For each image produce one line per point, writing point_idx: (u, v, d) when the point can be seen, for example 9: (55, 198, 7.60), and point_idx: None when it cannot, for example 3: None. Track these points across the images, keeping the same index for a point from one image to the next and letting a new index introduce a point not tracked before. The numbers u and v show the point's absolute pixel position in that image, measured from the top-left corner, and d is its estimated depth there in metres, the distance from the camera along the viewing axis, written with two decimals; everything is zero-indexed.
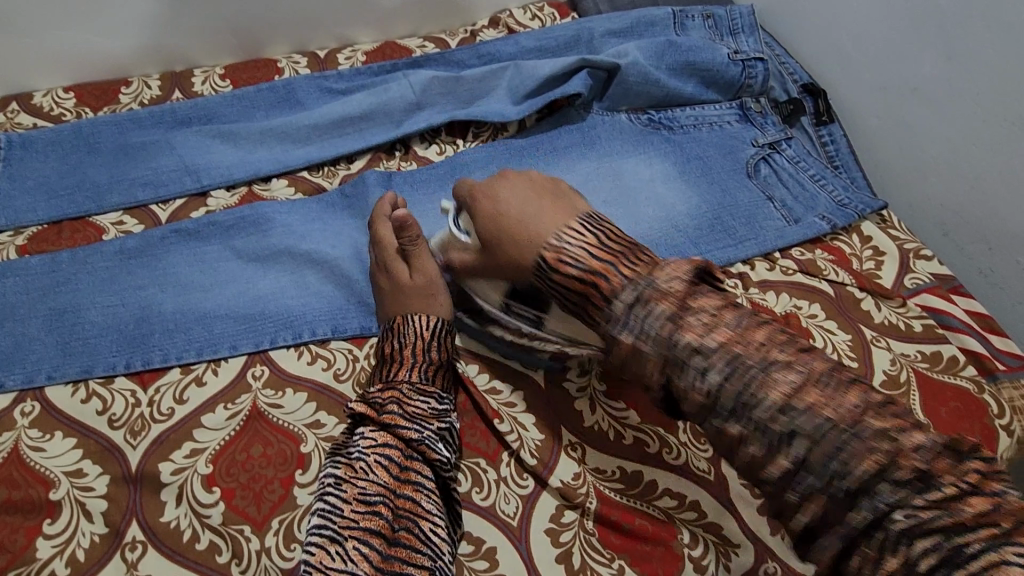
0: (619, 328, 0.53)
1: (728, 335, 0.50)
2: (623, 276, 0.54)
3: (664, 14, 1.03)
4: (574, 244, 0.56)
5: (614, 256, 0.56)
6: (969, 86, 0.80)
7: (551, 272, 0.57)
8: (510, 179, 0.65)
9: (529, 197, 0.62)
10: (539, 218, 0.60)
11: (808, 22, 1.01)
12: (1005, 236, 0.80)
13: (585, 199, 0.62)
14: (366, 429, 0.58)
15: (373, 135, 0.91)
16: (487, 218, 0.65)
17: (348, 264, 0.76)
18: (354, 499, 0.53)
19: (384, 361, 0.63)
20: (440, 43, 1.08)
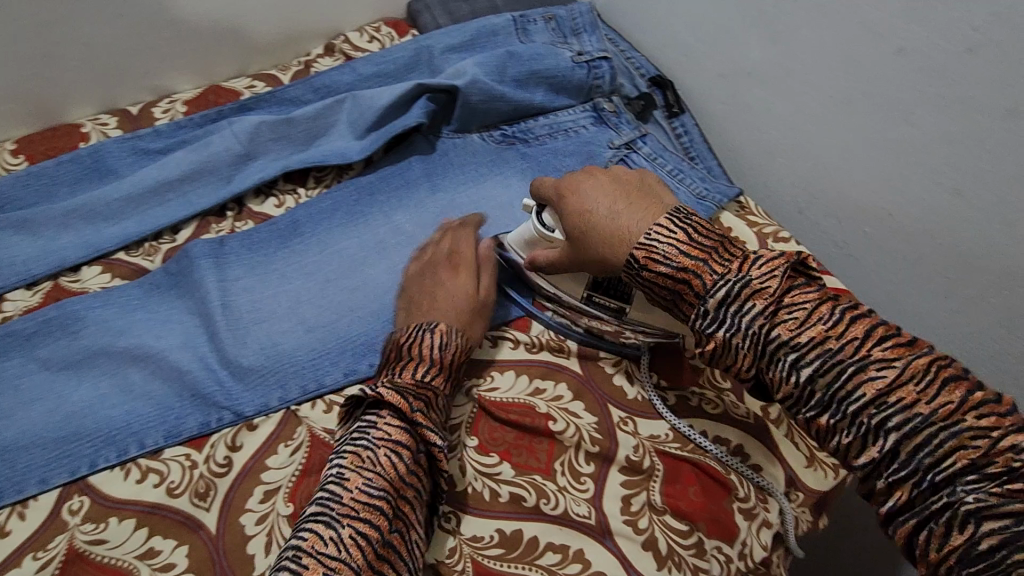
0: (706, 322, 0.52)
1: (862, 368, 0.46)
2: (756, 329, 0.49)
3: (504, 23, 0.99)
4: (743, 302, 0.50)
5: (753, 316, 0.50)
6: (796, 63, 0.80)
7: (708, 334, 0.52)
8: (660, 225, 0.55)
9: (682, 257, 0.53)
10: (702, 277, 0.52)
11: (646, 15, 1.00)
12: (851, 210, 0.80)
13: (721, 244, 0.54)
14: (381, 420, 0.56)
15: (199, 198, 0.82)
16: (631, 277, 0.57)
17: (177, 355, 0.68)
18: (355, 488, 0.50)
19: (406, 358, 0.61)
20: (271, 80, 0.99)
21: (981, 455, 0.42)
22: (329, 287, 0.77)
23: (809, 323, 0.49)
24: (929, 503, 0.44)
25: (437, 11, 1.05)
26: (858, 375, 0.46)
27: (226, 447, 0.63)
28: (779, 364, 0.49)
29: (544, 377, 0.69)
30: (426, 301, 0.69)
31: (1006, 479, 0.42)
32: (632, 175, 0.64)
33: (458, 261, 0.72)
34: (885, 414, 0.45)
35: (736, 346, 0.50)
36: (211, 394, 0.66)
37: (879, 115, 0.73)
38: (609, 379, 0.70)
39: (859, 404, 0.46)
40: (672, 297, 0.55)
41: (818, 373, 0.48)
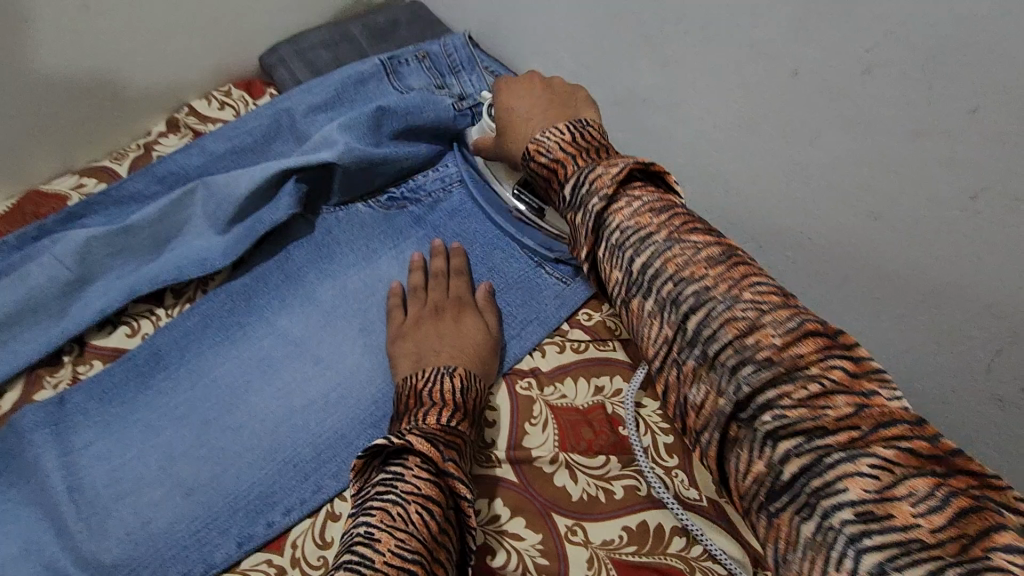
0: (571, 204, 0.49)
1: (729, 308, 0.39)
2: (621, 229, 0.45)
3: (371, 69, 0.88)
4: (594, 188, 0.47)
5: (610, 202, 0.46)
6: (687, 89, 0.75)
7: (567, 213, 0.49)
8: (556, 126, 0.55)
9: (564, 147, 0.52)
10: (567, 166, 0.51)
11: (525, 43, 0.92)
12: (772, 234, 0.75)
13: (599, 146, 0.52)
14: (409, 471, 0.49)
15: (26, 346, 0.67)
16: (522, 167, 0.56)
17: (15, 571, 0.54)
18: (388, 550, 0.42)
19: (423, 406, 0.58)
20: (104, 175, 0.83)
21: (854, 433, 0.33)
22: (209, 431, 0.64)
23: (763, 328, 0.37)
24: (780, 492, 0.34)
25: (294, 63, 0.92)
26: (725, 319, 0.39)
27: None
28: (652, 293, 0.42)
29: (476, 498, 0.60)
30: (432, 342, 0.67)
31: (870, 472, 0.32)
32: (567, 86, 0.65)
33: (460, 301, 0.72)
34: (743, 362, 0.37)
35: (581, 222, 0.47)
36: None
37: (782, 138, 0.68)
38: (548, 482, 0.62)
39: (719, 345, 0.38)
40: (548, 186, 0.54)
41: (784, 425, 0.35)
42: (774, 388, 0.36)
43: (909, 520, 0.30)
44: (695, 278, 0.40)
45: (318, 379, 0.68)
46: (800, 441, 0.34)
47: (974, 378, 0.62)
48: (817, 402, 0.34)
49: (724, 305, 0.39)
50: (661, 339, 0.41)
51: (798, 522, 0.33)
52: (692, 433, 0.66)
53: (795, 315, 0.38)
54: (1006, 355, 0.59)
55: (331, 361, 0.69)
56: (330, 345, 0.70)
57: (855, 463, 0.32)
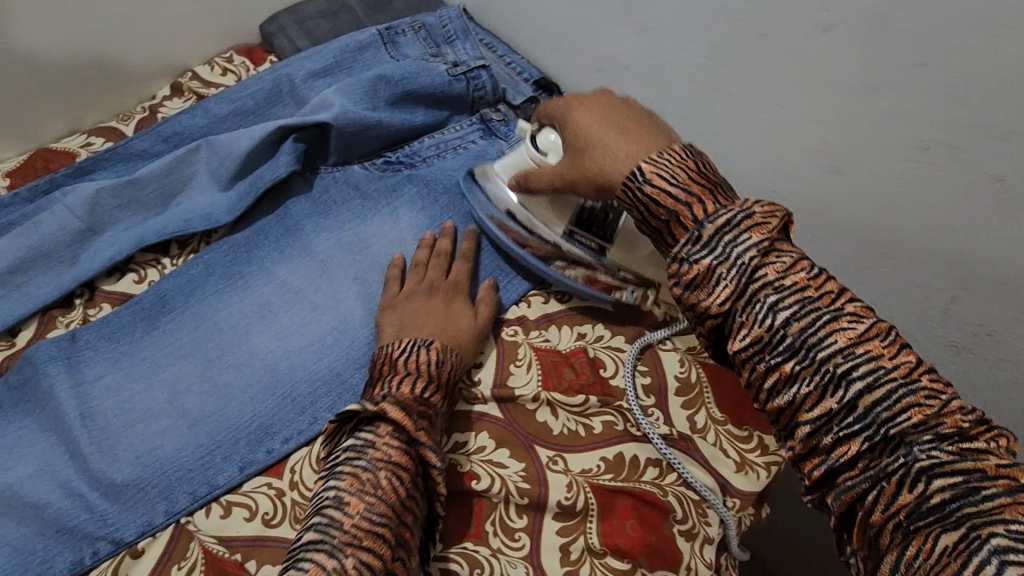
0: (691, 253, 0.47)
1: (863, 359, 0.42)
2: (745, 276, 0.46)
3: (368, 37, 0.91)
4: (739, 237, 0.46)
5: (781, 290, 0.45)
6: (665, 55, 0.78)
7: (695, 259, 0.47)
8: (673, 150, 0.53)
9: (687, 181, 0.50)
10: (704, 204, 0.49)
11: (517, 14, 0.95)
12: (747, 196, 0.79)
13: (720, 185, 0.51)
14: (380, 439, 0.52)
15: (39, 288, 0.71)
16: (628, 190, 0.53)
17: (33, 488, 0.58)
18: (357, 513, 0.47)
19: (398, 373, 0.58)
20: (111, 134, 0.87)
21: (934, 415, 0.41)
22: (212, 368, 0.67)
23: (868, 343, 0.43)
24: (918, 514, 0.39)
25: (293, 31, 0.96)
26: (831, 325, 0.44)
27: None
28: (793, 354, 0.44)
29: (463, 431, 0.65)
30: (418, 316, 0.67)
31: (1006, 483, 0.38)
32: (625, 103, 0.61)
33: (456, 282, 0.71)
34: (921, 435, 0.40)
35: (719, 277, 0.46)
36: (80, 525, 0.56)
37: (757, 101, 0.72)
38: (531, 418, 0.66)
39: (827, 351, 0.43)
40: (661, 229, 0.51)
41: (891, 421, 0.41)
42: (908, 394, 0.41)
43: None
44: (853, 345, 0.43)
45: (315, 323, 0.71)
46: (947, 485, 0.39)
47: (934, 325, 0.68)
48: (938, 416, 0.41)
49: (855, 358, 0.42)
50: (763, 375, 0.45)
51: (938, 535, 0.38)
52: (668, 375, 0.69)
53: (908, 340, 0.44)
54: (961, 302, 0.64)
55: (327, 308, 0.73)
56: (328, 293, 0.74)
57: (910, 412, 0.41)
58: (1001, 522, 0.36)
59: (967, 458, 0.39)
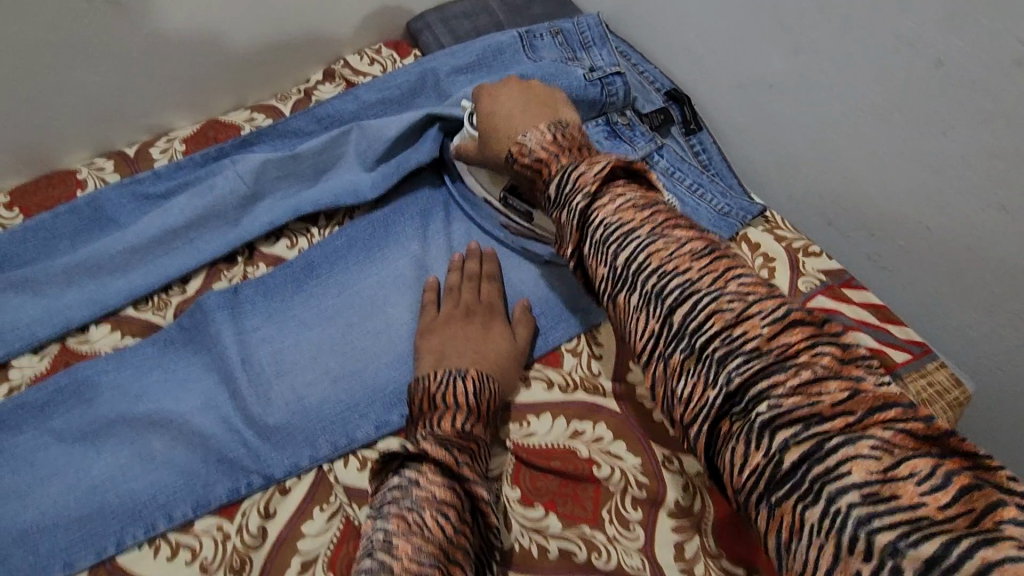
0: (614, 288, 0.47)
1: (714, 299, 0.41)
2: (603, 223, 0.49)
3: (509, 39, 0.96)
4: (577, 186, 0.52)
5: (631, 236, 0.47)
6: (817, 73, 0.78)
7: (556, 215, 0.54)
8: (536, 128, 0.59)
9: (546, 146, 0.57)
10: (551, 167, 0.56)
11: (656, 25, 0.97)
12: (884, 223, 0.78)
13: (577, 146, 0.58)
14: (422, 477, 0.51)
15: (208, 243, 0.79)
16: (508, 168, 0.62)
17: (199, 419, 0.64)
18: (407, 556, 0.44)
19: (439, 408, 0.58)
20: (272, 112, 0.96)
21: (808, 385, 0.37)
22: (352, 333, 0.73)
23: (750, 312, 0.40)
24: (778, 482, 0.36)
25: (439, 29, 1.02)
26: (711, 305, 0.41)
27: (259, 514, 0.60)
28: (637, 290, 0.45)
29: (582, 419, 0.66)
30: (460, 342, 0.66)
31: (870, 454, 0.34)
32: (544, 89, 0.69)
33: (490, 305, 0.71)
34: (761, 397, 0.38)
35: (564, 219, 0.53)
36: (238, 458, 0.62)
37: (912, 127, 0.70)
38: (650, 417, 0.66)
39: (707, 336, 0.41)
40: (532, 183, 0.60)
41: (779, 414, 0.37)
42: (755, 350, 0.39)
43: (914, 499, 0.32)
44: (677, 270, 0.44)
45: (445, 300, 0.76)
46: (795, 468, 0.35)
47: None
48: (812, 387, 0.37)
49: (706, 297, 0.42)
50: (641, 331, 0.45)
51: (802, 509, 0.34)
52: None
53: (781, 302, 0.41)
54: None
55: None
56: None
57: (744, 346, 0.39)
58: (848, 480, 0.33)
59: (803, 402, 0.36)
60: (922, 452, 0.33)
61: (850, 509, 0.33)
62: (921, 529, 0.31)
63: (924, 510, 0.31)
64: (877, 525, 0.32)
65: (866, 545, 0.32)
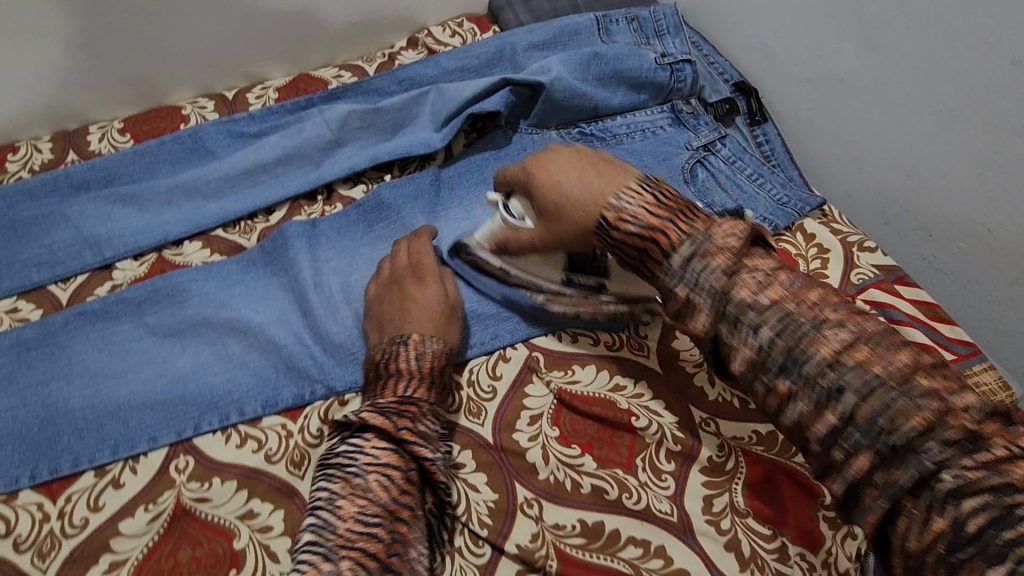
0: (715, 325, 0.51)
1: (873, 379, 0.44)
2: (726, 271, 0.50)
3: (587, 21, 1.00)
4: (717, 289, 0.50)
5: (731, 277, 0.50)
6: (892, 70, 0.78)
7: (673, 290, 0.53)
8: (629, 188, 0.57)
9: (649, 215, 0.54)
10: (669, 235, 0.53)
11: (733, 18, 0.99)
12: (942, 224, 0.78)
13: (683, 206, 0.55)
14: (368, 444, 0.55)
15: (292, 181, 0.85)
16: (598, 236, 0.58)
17: (273, 330, 0.71)
18: (350, 517, 0.50)
19: (384, 376, 0.60)
20: (357, 71, 1.02)
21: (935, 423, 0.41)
22: None
23: (855, 346, 0.45)
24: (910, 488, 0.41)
25: (519, 8, 1.07)
26: (814, 337, 0.46)
27: (319, 419, 0.66)
28: (744, 329, 0.49)
29: (625, 375, 0.69)
30: (396, 313, 0.65)
31: (1000, 451, 0.40)
32: (600, 157, 0.63)
33: (420, 267, 0.70)
34: (901, 430, 0.42)
35: (698, 303, 0.51)
36: (306, 368, 0.68)
37: (984, 127, 0.71)
38: (691, 380, 0.68)
39: (711, 297, 0.51)
40: (638, 264, 0.56)
41: (908, 432, 0.41)
42: (907, 400, 0.42)
43: None
44: (766, 295, 0.49)
45: None
46: (954, 453, 0.40)
47: None
48: (919, 397, 0.42)
49: (871, 380, 0.44)
50: (772, 399, 0.48)
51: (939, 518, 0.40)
52: None
53: (848, 313, 0.48)
54: None
55: None
56: None
57: (948, 434, 0.40)
58: (988, 481, 0.39)
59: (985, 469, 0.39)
60: None
61: (966, 501, 0.39)
62: None
63: (1012, 477, 0.38)
64: (1011, 505, 0.38)
65: (992, 536, 0.37)
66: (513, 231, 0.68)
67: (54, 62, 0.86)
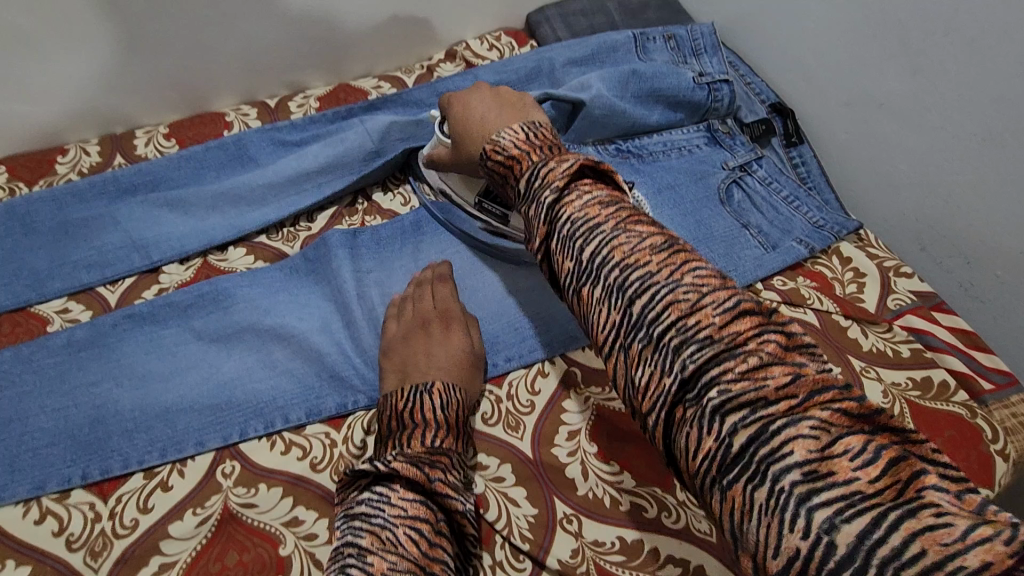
0: (580, 283, 0.44)
1: (672, 292, 0.39)
2: (572, 219, 0.45)
3: (625, 39, 1.00)
4: (545, 182, 0.48)
5: (564, 196, 0.47)
6: (931, 96, 0.79)
7: (529, 213, 0.49)
8: (513, 127, 0.57)
9: (520, 144, 0.54)
10: (524, 162, 0.53)
11: (771, 39, 1.00)
12: (982, 252, 0.78)
13: (553, 144, 0.55)
14: (395, 494, 0.52)
15: (333, 190, 0.87)
16: (482, 167, 0.58)
17: (316, 338, 0.72)
18: (382, 573, 0.46)
19: (409, 427, 0.59)
20: (396, 82, 1.04)
21: (822, 458, 0.32)
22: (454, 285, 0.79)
23: (714, 280, 0.40)
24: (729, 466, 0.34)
25: (557, 23, 1.08)
26: (613, 240, 0.43)
27: (363, 429, 0.67)
28: (606, 310, 0.42)
29: None
30: (422, 358, 0.66)
31: (810, 433, 0.33)
32: (516, 93, 0.69)
33: (445, 313, 0.71)
34: (744, 412, 0.34)
35: (536, 221, 0.48)
36: (349, 378, 0.69)
37: None
38: None
39: (663, 325, 0.39)
40: (503, 182, 0.56)
41: (729, 398, 0.35)
42: (665, 329, 0.38)
43: (847, 473, 0.31)
44: (689, 272, 0.41)
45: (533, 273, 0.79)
46: (800, 472, 0.32)
47: None
48: (796, 434, 0.33)
49: (664, 289, 0.39)
50: (609, 322, 0.42)
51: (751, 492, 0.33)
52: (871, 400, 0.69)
53: (732, 293, 0.39)
54: None
55: None
56: None
57: (766, 427, 0.33)
58: (791, 460, 0.32)
59: (822, 481, 0.31)
60: (879, 445, 0.32)
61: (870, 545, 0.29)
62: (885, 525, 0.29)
63: (855, 482, 0.31)
64: (932, 540, 0.28)
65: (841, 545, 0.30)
66: (442, 147, 0.74)
67: (105, 70, 0.88)
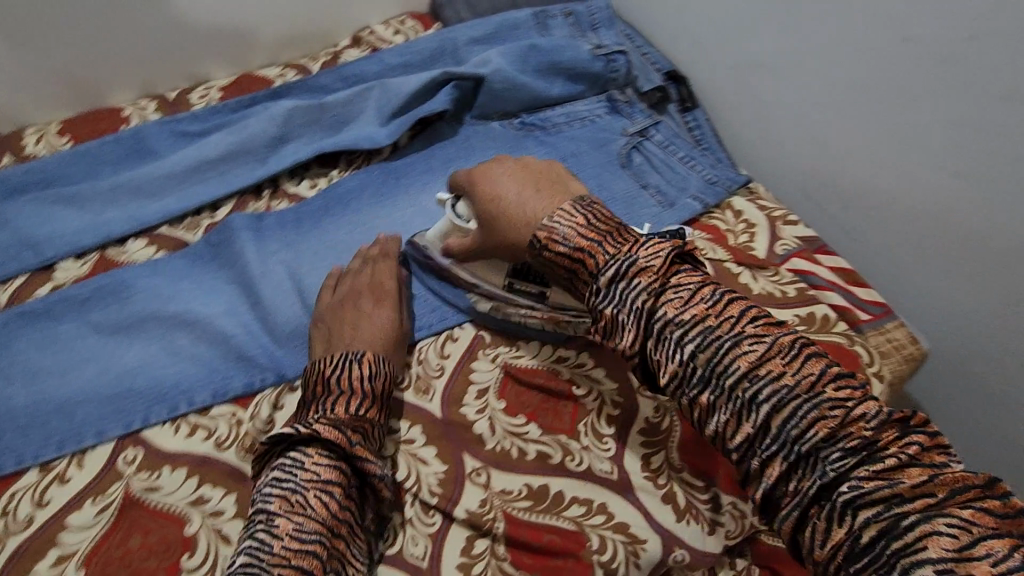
0: (678, 361, 0.52)
1: (738, 345, 0.50)
2: (667, 317, 0.52)
3: (525, 17, 1.03)
4: (634, 271, 0.54)
5: (656, 295, 0.53)
6: (804, 53, 0.84)
7: (602, 309, 0.55)
8: (563, 209, 0.60)
9: (578, 237, 0.57)
10: (595, 257, 0.56)
11: (663, 11, 1.04)
12: (856, 195, 0.84)
13: (613, 227, 0.58)
14: (309, 459, 0.55)
15: (237, 177, 0.86)
16: (533, 256, 0.61)
17: (221, 321, 0.71)
18: (286, 535, 0.50)
19: (331, 393, 0.61)
20: (300, 70, 1.04)
21: (839, 428, 0.46)
22: None
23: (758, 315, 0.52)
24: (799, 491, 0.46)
25: (459, 5, 1.10)
26: (667, 295, 0.53)
27: (270, 405, 0.66)
28: (690, 377, 0.51)
29: (568, 347, 0.71)
30: (347, 329, 0.67)
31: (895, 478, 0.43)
32: (540, 164, 0.68)
33: (381, 289, 0.71)
34: (835, 447, 0.46)
35: (624, 320, 0.54)
36: (255, 357, 0.69)
37: (889, 101, 0.77)
38: None
39: (736, 377, 0.49)
40: (568, 276, 0.59)
41: (825, 447, 0.46)
42: (750, 357, 0.49)
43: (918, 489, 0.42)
44: (692, 320, 0.52)
45: None
46: (850, 462, 0.45)
47: None
48: (840, 430, 0.46)
49: (730, 343, 0.50)
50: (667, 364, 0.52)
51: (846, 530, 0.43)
52: None
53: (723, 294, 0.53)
54: None
55: None
56: None
57: (848, 442, 0.45)
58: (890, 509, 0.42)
59: (881, 482, 0.43)
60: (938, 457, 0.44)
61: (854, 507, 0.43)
62: (896, 496, 0.42)
63: (899, 487, 0.43)
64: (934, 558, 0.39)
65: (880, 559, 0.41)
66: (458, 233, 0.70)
67: None
